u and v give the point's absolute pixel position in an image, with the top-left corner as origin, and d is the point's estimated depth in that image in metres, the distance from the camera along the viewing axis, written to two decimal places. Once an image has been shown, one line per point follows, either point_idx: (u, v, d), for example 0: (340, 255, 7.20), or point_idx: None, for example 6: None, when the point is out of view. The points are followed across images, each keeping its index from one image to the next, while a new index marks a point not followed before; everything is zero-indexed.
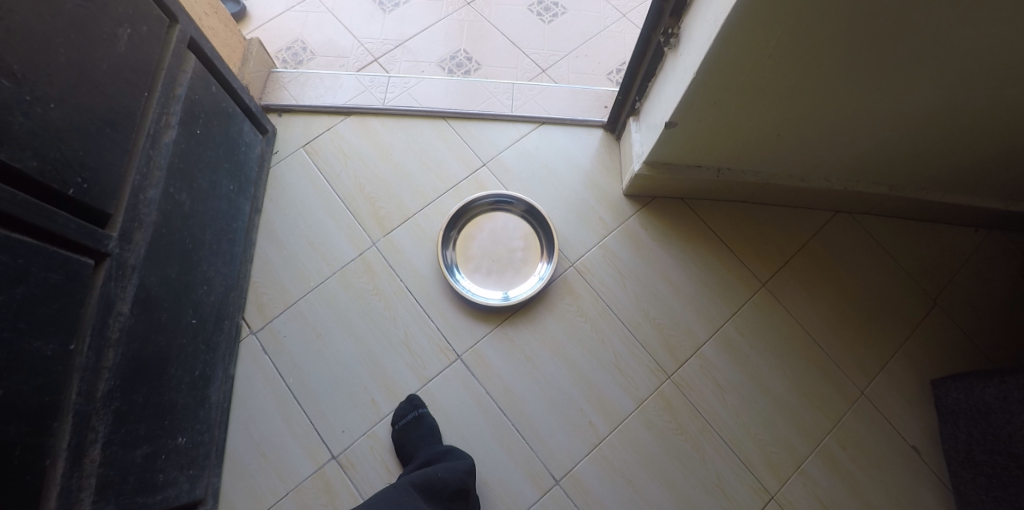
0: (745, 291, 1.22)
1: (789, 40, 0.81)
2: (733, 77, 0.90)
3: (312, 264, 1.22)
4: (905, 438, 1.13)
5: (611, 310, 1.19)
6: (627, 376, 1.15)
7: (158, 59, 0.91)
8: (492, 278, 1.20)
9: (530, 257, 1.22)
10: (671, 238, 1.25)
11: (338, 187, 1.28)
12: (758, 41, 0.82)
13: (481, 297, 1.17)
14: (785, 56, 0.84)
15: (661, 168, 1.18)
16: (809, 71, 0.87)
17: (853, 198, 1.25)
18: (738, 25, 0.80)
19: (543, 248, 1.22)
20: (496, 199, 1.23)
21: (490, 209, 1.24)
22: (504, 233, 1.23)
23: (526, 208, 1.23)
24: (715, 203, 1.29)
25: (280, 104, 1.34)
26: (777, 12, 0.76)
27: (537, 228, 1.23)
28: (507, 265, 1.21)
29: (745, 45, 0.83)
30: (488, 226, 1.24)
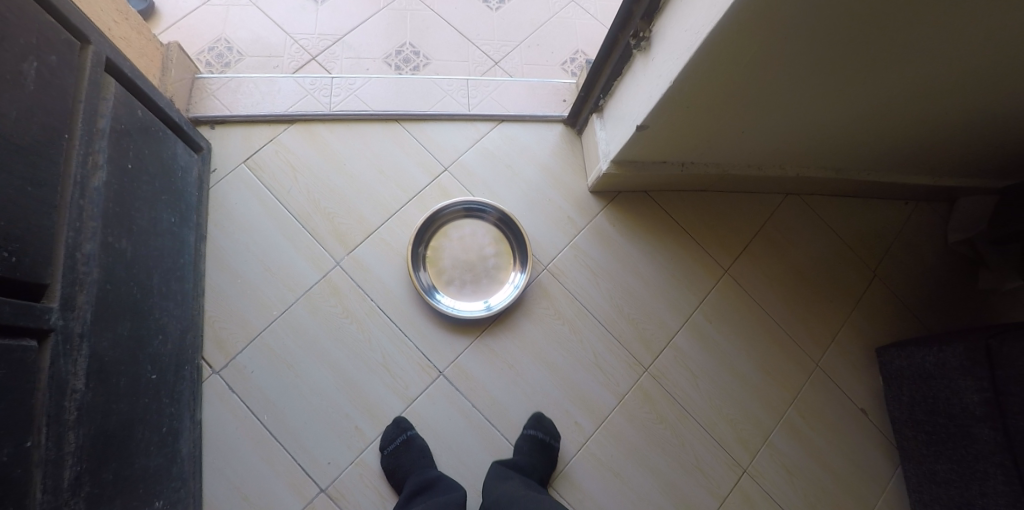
0: (711, 279, 1.29)
1: (762, 54, 0.83)
2: (705, 84, 0.91)
3: (272, 291, 1.15)
4: (855, 402, 1.26)
5: (587, 310, 1.21)
6: (607, 374, 1.18)
7: (75, 90, 0.77)
8: (469, 290, 1.18)
9: (503, 264, 1.19)
10: (640, 233, 1.28)
11: (290, 204, 1.19)
12: (731, 54, 0.83)
13: (465, 312, 1.14)
14: (757, 67, 0.87)
15: (628, 165, 1.18)
16: (777, 80, 0.90)
17: (802, 182, 1.32)
18: (717, 41, 0.81)
19: (515, 253, 1.20)
20: (464, 206, 1.19)
21: (459, 217, 1.20)
22: (476, 241, 1.20)
23: (500, 216, 1.20)
24: (676, 194, 1.33)
25: (211, 115, 1.22)
26: (754, 31, 0.78)
27: (508, 233, 1.21)
28: (481, 275, 1.18)
29: (721, 58, 0.84)
30: (457, 235, 1.20)
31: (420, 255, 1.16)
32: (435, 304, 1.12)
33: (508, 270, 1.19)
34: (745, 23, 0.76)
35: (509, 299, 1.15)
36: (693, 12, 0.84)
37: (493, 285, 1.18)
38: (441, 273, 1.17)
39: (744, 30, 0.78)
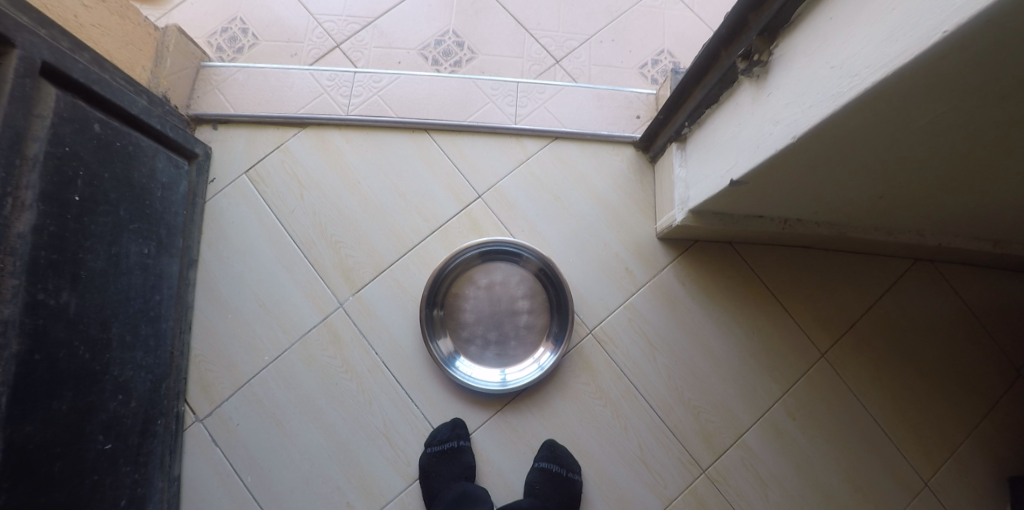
0: (804, 365, 1.02)
1: (942, 131, 0.56)
2: (840, 152, 0.64)
3: (265, 333, 0.98)
4: None
5: (636, 389, 0.96)
6: (654, 473, 0.94)
7: None
8: (492, 352, 0.95)
9: (537, 324, 0.96)
10: (717, 297, 1.01)
11: (292, 228, 1.01)
12: (893, 122, 0.56)
13: (483, 386, 0.91)
14: (944, 126, 0.55)
15: (712, 218, 0.90)
16: (950, 156, 0.62)
17: (940, 251, 1.03)
18: (877, 105, 0.53)
19: (553, 311, 0.96)
20: (494, 247, 0.95)
21: (487, 259, 0.97)
22: (505, 292, 0.96)
23: (542, 265, 0.95)
24: (770, 248, 1.05)
25: (214, 112, 1.05)
26: (944, 99, 0.51)
27: (547, 284, 0.96)
28: (507, 334, 0.96)
29: (876, 129, 0.57)
30: (482, 281, 0.97)
31: (435, 306, 0.95)
32: (446, 371, 0.91)
33: (541, 334, 0.96)
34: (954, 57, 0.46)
35: (539, 372, 0.92)
36: (850, 37, 0.53)
37: (519, 349, 0.95)
38: (458, 328, 0.96)
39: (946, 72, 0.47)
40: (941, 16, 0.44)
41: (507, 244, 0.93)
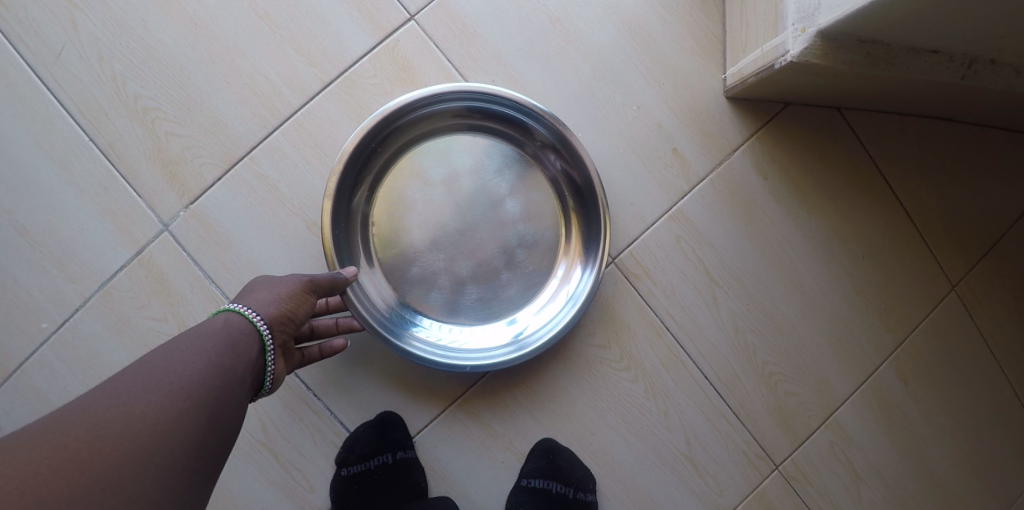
0: (927, 302, 0.67)
1: None
2: None
3: (35, 281, 0.54)
4: None
5: (684, 351, 0.59)
6: (705, 476, 0.61)
7: None
8: (468, 298, 0.55)
9: (540, 246, 0.55)
10: (814, 198, 0.62)
11: (62, 86, 0.54)
12: None
13: (474, 360, 0.51)
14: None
15: (851, 51, 0.48)
16: None
17: None
18: None
19: (565, 218, 0.56)
20: (450, 104, 0.52)
21: (438, 131, 0.54)
22: (480, 189, 0.55)
23: (552, 141, 0.53)
24: (898, 116, 0.64)
25: None
26: None
27: (550, 169, 0.55)
28: (491, 264, 0.55)
29: None
30: (436, 171, 0.54)
31: (353, 220, 0.53)
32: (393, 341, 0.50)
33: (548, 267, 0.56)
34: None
35: (567, 313, 0.52)
36: None
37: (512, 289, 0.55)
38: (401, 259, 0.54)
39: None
40: None
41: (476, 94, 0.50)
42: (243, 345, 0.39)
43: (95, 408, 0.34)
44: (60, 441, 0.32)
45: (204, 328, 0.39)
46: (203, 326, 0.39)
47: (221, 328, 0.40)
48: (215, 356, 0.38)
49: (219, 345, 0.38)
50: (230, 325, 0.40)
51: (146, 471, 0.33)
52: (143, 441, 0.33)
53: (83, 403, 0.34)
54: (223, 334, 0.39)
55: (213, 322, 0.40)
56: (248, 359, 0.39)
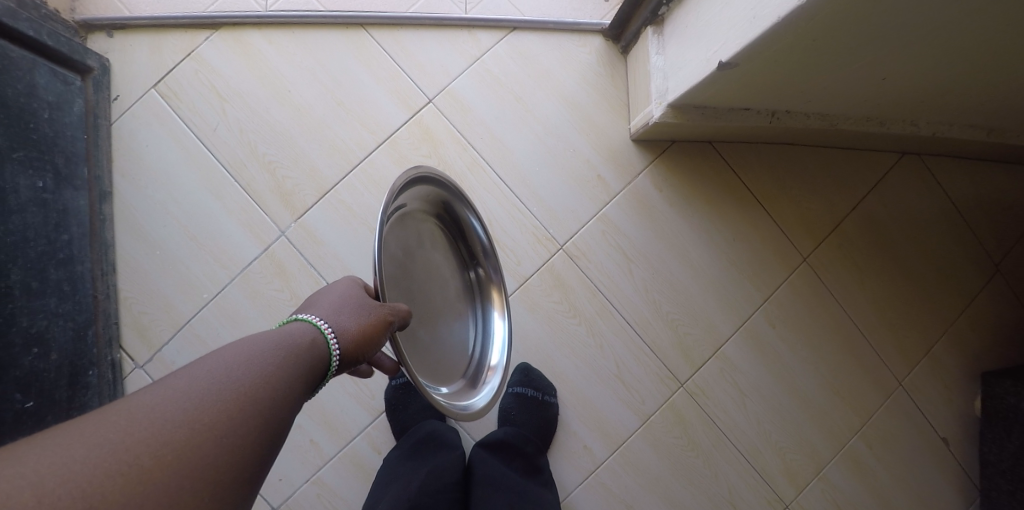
0: (785, 272, 0.96)
1: None
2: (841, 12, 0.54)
3: (201, 268, 0.87)
4: (936, 431, 1.00)
5: (611, 305, 0.91)
6: (632, 390, 0.91)
7: None
8: (443, 357, 0.65)
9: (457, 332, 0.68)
10: (696, 203, 0.93)
11: (218, 149, 0.88)
12: None
13: (475, 399, 0.65)
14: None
15: (692, 113, 0.79)
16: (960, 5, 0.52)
17: (930, 144, 0.96)
18: None
19: (474, 290, 0.73)
20: (430, 190, 0.65)
21: (411, 214, 0.64)
22: (436, 262, 0.67)
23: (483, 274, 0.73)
24: (754, 146, 0.96)
25: (106, 15, 0.89)
26: None
27: (459, 250, 0.72)
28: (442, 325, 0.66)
29: None
30: (421, 247, 0.65)
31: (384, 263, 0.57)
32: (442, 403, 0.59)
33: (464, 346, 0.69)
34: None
35: (505, 352, 0.70)
36: None
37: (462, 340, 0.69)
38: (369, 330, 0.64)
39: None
40: None
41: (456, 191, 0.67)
42: (311, 372, 0.48)
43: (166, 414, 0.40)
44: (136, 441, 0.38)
45: (283, 343, 0.48)
46: (285, 340, 0.48)
47: (297, 346, 0.48)
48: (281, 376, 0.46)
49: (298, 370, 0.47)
50: (314, 344, 0.49)
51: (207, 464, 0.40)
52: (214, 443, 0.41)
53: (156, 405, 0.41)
54: (302, 353, 0.48)
55: (303, 337, 0.49)
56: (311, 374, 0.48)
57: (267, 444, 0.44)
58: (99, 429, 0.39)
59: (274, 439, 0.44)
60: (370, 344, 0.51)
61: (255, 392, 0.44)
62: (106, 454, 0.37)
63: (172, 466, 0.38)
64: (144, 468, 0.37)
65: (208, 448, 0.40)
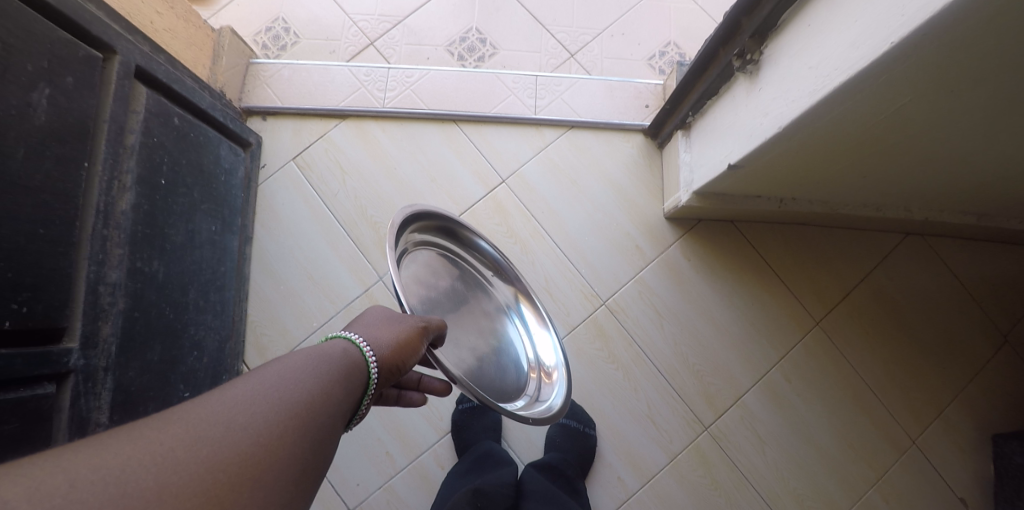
0: (798, 334, 1.10)
1: (897, 117, 0.64)
2: (813, 141, 0.73)
3: (314, 302, 1.10)
4: (954, 491, 1.07)
5: (644, 354, 1.07)
6: (661, 429, 1.05)
7: (102, 86, 0.77)
8: (513, 371, 0.74)
9: (511, 348, 0.76)
10: (718, 271, 1.11)
11: (337, 210, 1.13)
12: (861, 111, 0.64)
13: (553, 398, 0.74)
14: (924, 110, 0.62)
15: (714, 199, 0.99)
16: (904, 139, 0.70)
17: (927, 225, 1.09)
18: (841, 96, 0.62)
19: (510, 304, 0.82)
20: (428, 225, 0.73)
21: (425, 253, 0.72)
22: (465, 286, 0.76)
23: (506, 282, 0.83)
24: (769, 226, 1.14)
25: (263, 105, 1.18)
26: (892, 94, 0.60)
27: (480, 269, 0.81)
28: (498, 347, 0.74)
29: (834, 118, 0.67)
30: (445, 277, 0.73)
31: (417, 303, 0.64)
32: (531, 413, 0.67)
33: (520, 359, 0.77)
34: (930, 49, 0.52)
35: (558, 353, 0.80)
36: (825, 43, 0.62)
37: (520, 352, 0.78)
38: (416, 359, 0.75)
39: (922, 63, 0.54)
40: (890, 30, 0.53)
41: (451, 217, 0.75)
42: (352, 381, 0.52)
43: (233, 425, 0.43)
44: (209, 454, 0.40)
45: (321, 356, 0.52)
46: (322, 352, 0.52)
47: (334, 357, 0.53)
48: (329, 384, 0.50)
49: (335, 369, 0.51)
50: (349, 353, 0.54)
51: (279, 468, 0.42)
52: (284, 448, 0.43)
53: (220, 419, 0.43)
54: (341, 360, 0.53)
55: (337, 348, 0.54)
56: (356, 379, 0.53)
57: (325, 447, 0.47)
58: (169, 443, 0.40)
59: (329, 444, 0.47)
60: (409, 351, 0.56)
61: (305, 399, 0.47)
62: (186, 464, 0.39)
63: (251, 473, 0.41)
64: (227, 475, 0.40)
65: (280, 454, 0.43)
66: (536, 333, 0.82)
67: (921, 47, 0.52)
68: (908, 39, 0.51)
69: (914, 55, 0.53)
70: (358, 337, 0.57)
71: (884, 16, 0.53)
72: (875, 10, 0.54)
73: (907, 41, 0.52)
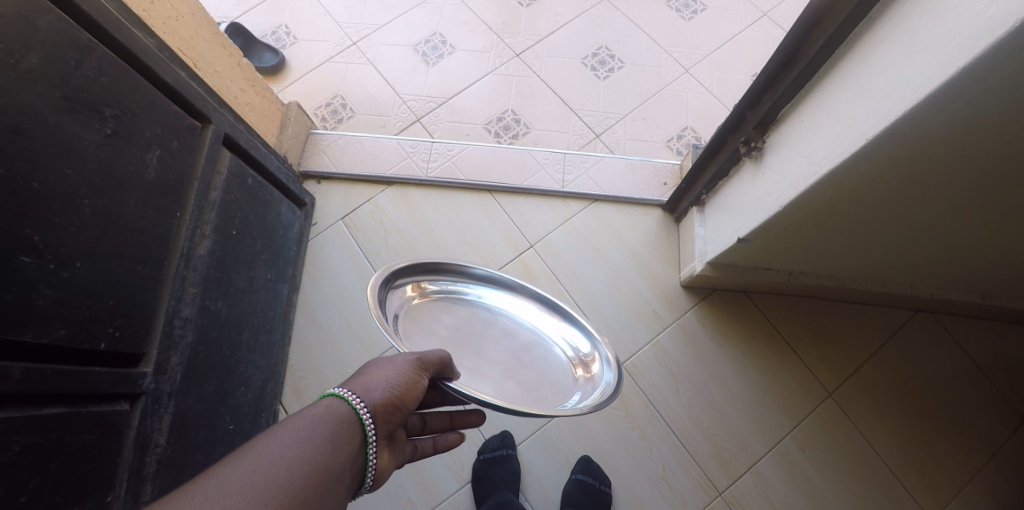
0: (811, 404, 1.14)
1: (884, 200, 0.73)
2: (811, 220, 0.82)
3: (352, 349, 1.18)
4: None
5: (660, 415, 1.11)
6: (675, 491, 1.07)
7: (198, 149, 0.90)
8: (554, 376, 0.74)
9: (541, 354, 0.77)
10: (731, 339, 1.17)
11: (378, 266, 1.24)
12: (849, 194, 0.73)
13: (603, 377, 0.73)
14: (906, 196, 0.71)
15: (725, 269, 1.08)
16: (894, 221, 0.79)
17: (933, 303, 1.15)
18: (830, 180, 0.71)
19: (526, 314, 0.81)
20: (399, 282, 0.74)
21: (410, 306, 0.74)
22: (470, 318, 0.77)
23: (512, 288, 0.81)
24: (780, 297, 1.21)
25: (319, 170, 1.33)
26: (875, 180, 0.69)
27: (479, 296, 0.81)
28: (529, 362, 0.75)
29: (825, 201, 0.76)
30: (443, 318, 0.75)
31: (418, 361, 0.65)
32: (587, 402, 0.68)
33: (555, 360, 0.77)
34: (899, 147, 0.62)
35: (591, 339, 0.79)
36: (817, 136, 0.73)
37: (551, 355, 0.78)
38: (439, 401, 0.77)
39: (896, 157, 0.64)
40: (866, 128, 0.63)
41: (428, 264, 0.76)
42: (339, 441, 0.54)
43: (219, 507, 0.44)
44: None
45: (305, 422, 0.53)
46: (308, 418, 0.54)
47: (317, 419, 0.54)
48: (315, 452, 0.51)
49: (317, 433, 0.53)
50: (337, 410, 0.56)
51: None
52: None
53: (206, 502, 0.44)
54: (327, 422, 0.54)
55: (324, 408, 0.55)
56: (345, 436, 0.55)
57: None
58: None
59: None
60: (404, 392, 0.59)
61: (288, 473, 0.48)
62: None
63: None
64: None
65: None
66: (563, 328, 0.81)
67: (892, 143, 0.62)
68: (880, 136, 0.61)
69: (888, 149, 0.63)
70: (347, 390, 0.58)
71: (863, 116, 0.64)
72: (856, 113, 0.65)
73: (880, 137, 0.62)
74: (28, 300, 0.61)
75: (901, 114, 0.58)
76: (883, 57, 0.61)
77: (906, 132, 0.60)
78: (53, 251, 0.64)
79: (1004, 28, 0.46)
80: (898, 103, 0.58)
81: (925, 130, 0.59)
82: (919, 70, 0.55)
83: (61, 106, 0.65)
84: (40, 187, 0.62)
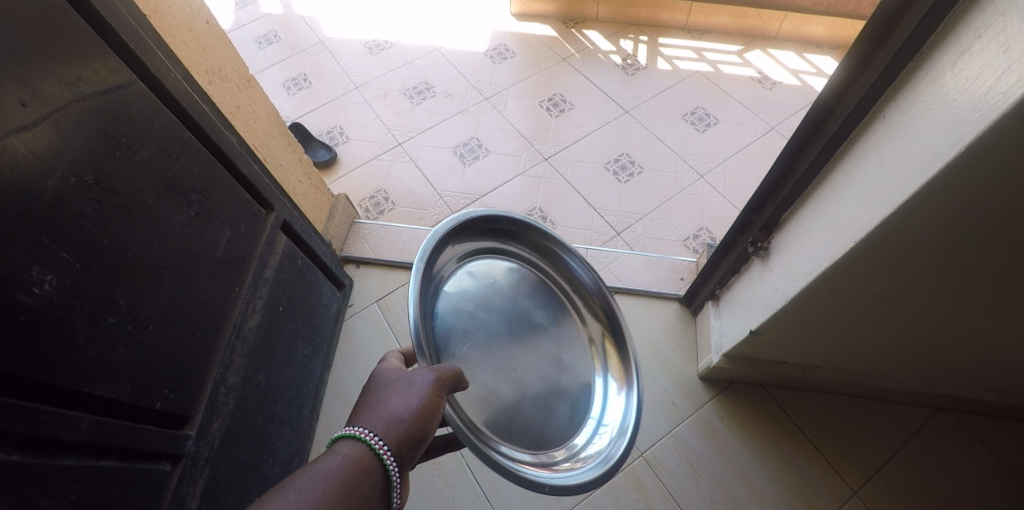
0: (836, 502, 1.10)
1: (882, 293, 0.78)
2: (816, 314, 0.87)
3: None
4: None
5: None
6: None
7: (260, 232, 1.02)
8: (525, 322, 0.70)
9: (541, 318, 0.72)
10: (752, 432, 1.16)
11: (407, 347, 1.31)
12: (850, 288, 0.78)
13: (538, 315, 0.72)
14: (901, 289, 0.76)
15: (741, 361, 1.11)
16: (896, 314, 0.82)
17: (954, 400, 1.14)
18: (829, 276, 0.76)
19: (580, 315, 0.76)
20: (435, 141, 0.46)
21: None
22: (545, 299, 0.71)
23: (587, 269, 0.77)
24: (798, 392, 1.21)
25: (359, 255, 1.44)
26: (867, 276, 0.75)
27: None
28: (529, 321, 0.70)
29: (826, 295, 0.81)
30: None
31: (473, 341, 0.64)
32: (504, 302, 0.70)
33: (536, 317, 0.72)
34: (881, 249, 0.68)
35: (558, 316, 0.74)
36: (813, 238, 0.80)
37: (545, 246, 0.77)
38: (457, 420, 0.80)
39: (880, 258, 0.70)
40: (853, 233, 0.70)
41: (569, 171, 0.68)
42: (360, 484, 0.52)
43: None
44: None
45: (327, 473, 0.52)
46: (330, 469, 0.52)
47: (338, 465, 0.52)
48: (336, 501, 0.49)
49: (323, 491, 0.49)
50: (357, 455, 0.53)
51: None
52: None
53: None
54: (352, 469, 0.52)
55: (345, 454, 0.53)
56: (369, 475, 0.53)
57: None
58: None
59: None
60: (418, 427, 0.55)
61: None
62: None
63: None
64: None
65: None
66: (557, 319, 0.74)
67: (877, 244, 0.68)
68: (865, 240, 0.68)
69: (876, 249, 0.69)
70: (364, 428, 0.55)
71: (851, 222, 0.71)
72: (845, 219, 0.73)
73: (866, 241, 0.68)
74: (106, 358, 0.69)
75: (878, 222, 0.65)
76: (866, 173, 0.70)
77: (888, 235, 0.66)
78: (133, 314, 0.72)
79: (956, 150, 0.54)
80: (878, 212, 0.66)
81: (904, 235, 0.65)
82: (894, 184, 0.63)
83: (159, 191, 0.76)
84: (133, 257, 0.72)
